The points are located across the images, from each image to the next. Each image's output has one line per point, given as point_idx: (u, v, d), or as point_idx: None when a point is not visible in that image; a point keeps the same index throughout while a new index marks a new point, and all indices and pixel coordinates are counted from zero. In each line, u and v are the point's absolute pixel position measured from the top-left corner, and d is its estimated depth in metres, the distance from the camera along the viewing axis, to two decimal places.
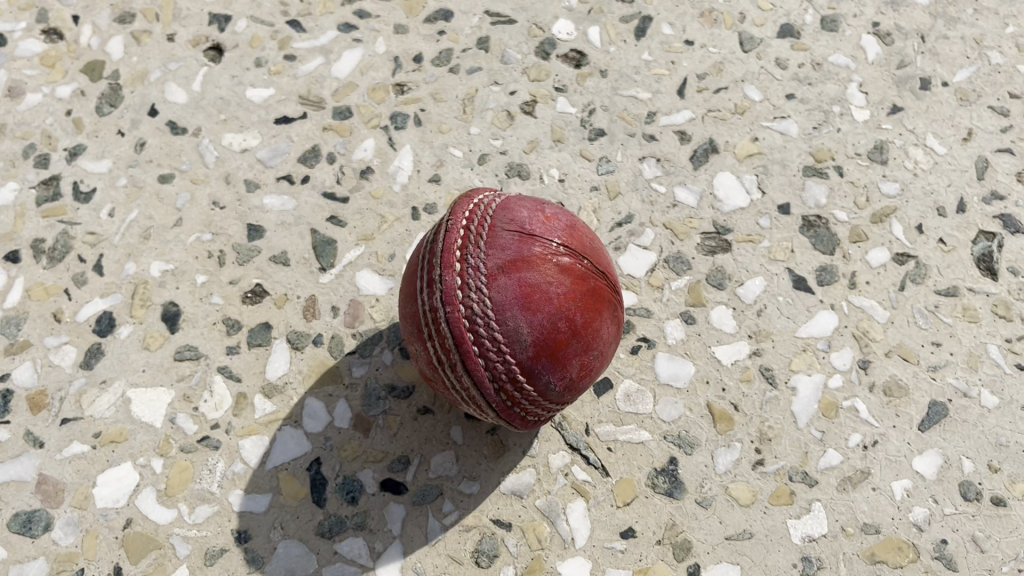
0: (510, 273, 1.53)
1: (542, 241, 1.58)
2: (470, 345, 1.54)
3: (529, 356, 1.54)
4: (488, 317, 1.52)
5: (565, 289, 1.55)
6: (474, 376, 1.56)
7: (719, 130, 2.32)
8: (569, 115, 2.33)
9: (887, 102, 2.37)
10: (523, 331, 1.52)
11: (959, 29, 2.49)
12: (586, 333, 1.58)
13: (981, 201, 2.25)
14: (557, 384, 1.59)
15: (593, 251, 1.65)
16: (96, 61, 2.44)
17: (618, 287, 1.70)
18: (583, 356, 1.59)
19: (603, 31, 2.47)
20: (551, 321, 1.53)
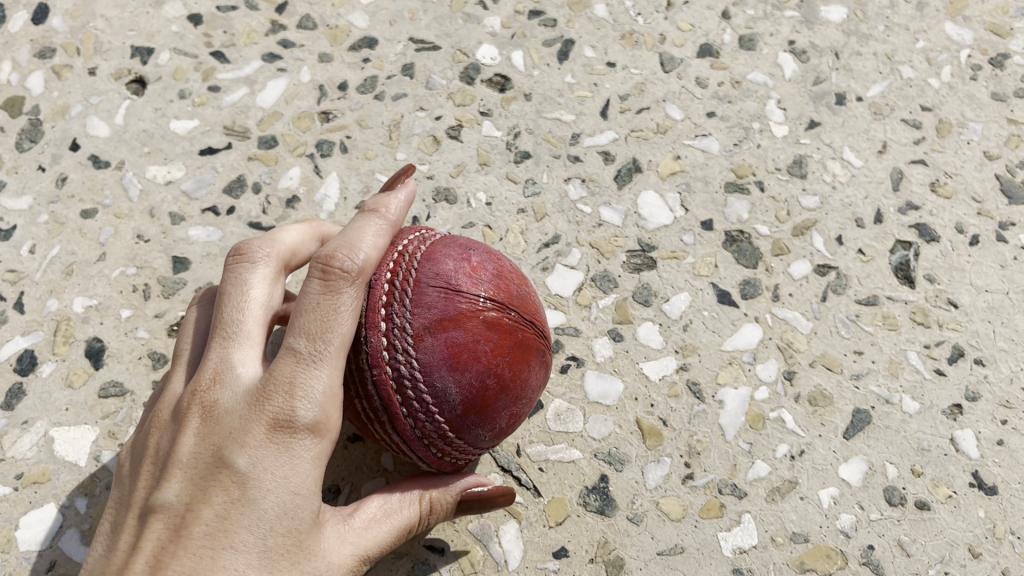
0: (436, 333, 1.49)
1: (468, 297, 1.53)
2: (398, 406, 1.53)
3: (458, 413, 1.53)
4: (415, 377, 1.50)
5: (493, 346, 1.52)
6: (403, 434, 1.57)
7: (642, 149, 2.35)
8: (494, 139, 2.35)
9: (805, 118, 2.42)
10: (451, 392, 1.51)
11: (871, 45, 2.55)
12: (514, 386, 1.56)
13: (897, 212, 2.30)
14: (487, 435, 1.59)
15: (520, 299, 1.61)
16: (15, 97, 2.40)
17: (545, 330, 1.67)
18: (512, 407, 1.58)
19: (527, 55, 2.49)
20: (479, 379, 1.51)
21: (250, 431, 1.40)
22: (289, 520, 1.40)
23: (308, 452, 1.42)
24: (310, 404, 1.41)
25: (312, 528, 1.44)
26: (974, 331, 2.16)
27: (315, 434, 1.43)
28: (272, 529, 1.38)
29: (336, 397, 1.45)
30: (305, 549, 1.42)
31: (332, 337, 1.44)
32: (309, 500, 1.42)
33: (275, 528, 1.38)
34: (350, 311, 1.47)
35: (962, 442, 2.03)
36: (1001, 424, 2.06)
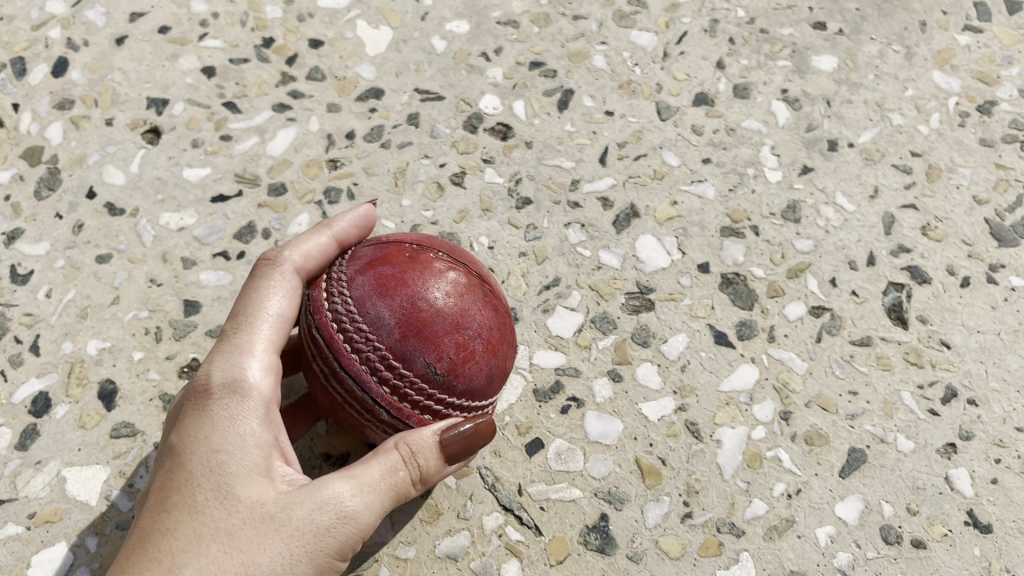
0: (366, 271, 1.62)
1: (398, 247, 1.68)
2: (341, 343, 1.58)
3: (396, 336, 1.56)
4: (351, 309, 1.59)
5: (421, 274, 1.61)
6: (355, 378, 1.58)
7: (640, 195, 2.42)
8: (497, 185, 2.43)
9: (798, 164, 2.47)
10: (384, 315, 1.56)
11: (862, 93, 2.58)
12: (450, 311, 1.59)
13: (889, 254, 2.34)
14: (437, 366, 1.57)
15: (456, 253, 1.72)
16: (34, 147, 2.49)
17: (492, 284, 1.73)
18: (456, 334, 1.58)
19: (528, 105, 2.56)
20: (410, 301, 1.57)
21: (184, 412, 1.62)
22: (216, 476, 1.53)
23: (230, 412, 1.58)
24: (226, 374, 1.62)
25: (248, 481, 1.54)
26: (966, 372, 2.19)
27: (235, 396, 1.60)
28: (201, 488, 1.53)
29: (258, 367, 1.64)
30: (235, 500, 1.52)
31: (252, 319, 1.68)
32: (234, 454, 1.55)
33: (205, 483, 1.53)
34: (274, 295, 1.71)
35: (956, 480, 2.06)
36: (995, 463, 2.09)
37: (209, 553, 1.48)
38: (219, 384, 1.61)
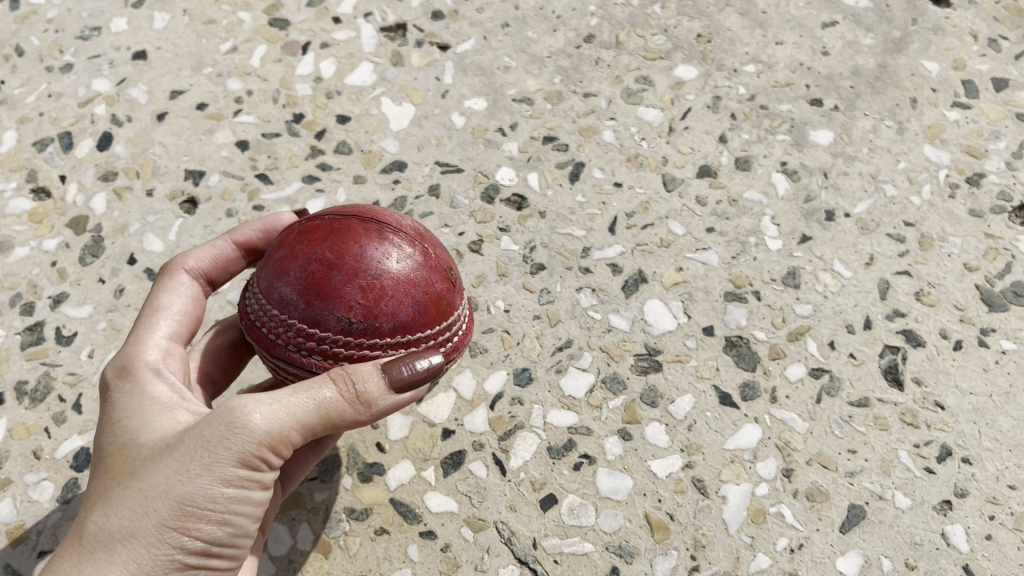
0: (268, 261, 1.73)
1: (295, 226, 1.78)
2: (266, 332, 1.70)
3: (300, 306, 1.65)
4: (263, 300, 1.70)
5: (309, 241, 1.69)
6: (287, 356, 1.69)
7: (647, 262, 2.56)
8: (512, 252, 2.58)
9: (797, 232, 2.61)
10: (286, 293, 1.66)
11: (857, 166, 2.71)
12: (344, 262, 1.65)
13: (885, 319, 2.46)
14: (351, 317, 1.64)
15: (349, 209, 1.79)
16: (80, 216, 2.65)
17: (390, 220, 1.77)
18: (356, 280, 1.64)
19: (541, 177, 2.72)
20: (303, 270, 1.66)
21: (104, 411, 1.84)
22: (120, 441, 1.72)
23: (126, 387, 1.80)
24: (121, 360, 1.86)
25: (145, 435, 1.71)
26: (960, 431, 2.29)
27: (128, 371, 1.82)
28: (110, 454, 1.71)
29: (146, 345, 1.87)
30: (133, 452, 1.68)
31: (145, 313, 1.96)
32: (132, 418, 1.74)
33: (117, 440, 1.72)
34: (166, 289, 2.00)
35: (952, 536, 2.15)
36: (989, 519, 2.18)
37: (114, 491, 1.63)
38: (119, 363, 1.85)
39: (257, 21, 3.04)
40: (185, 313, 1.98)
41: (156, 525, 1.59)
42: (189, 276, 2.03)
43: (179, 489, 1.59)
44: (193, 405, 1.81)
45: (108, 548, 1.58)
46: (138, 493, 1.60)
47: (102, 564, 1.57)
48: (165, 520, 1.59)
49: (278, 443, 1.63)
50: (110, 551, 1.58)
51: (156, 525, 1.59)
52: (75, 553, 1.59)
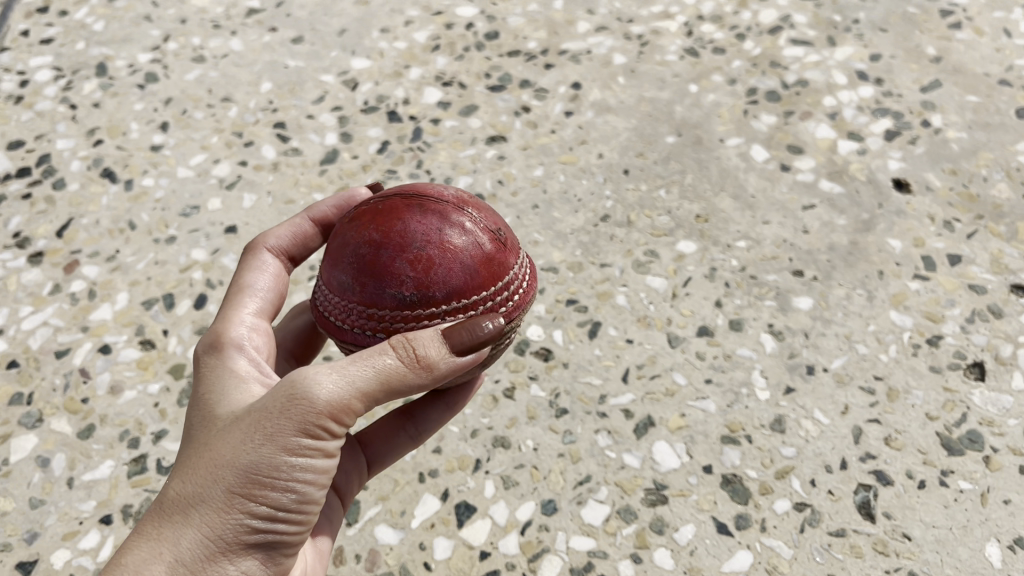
0: (327, 257, 2.19)
1: (349, 218, 2.23)
2: (334, 320, 2.16)
3: (359, 289, 2.07)
4: (329, 291, 2.16)
5: (358, 230, 2.13)
6: (354, 337, 2.14)
7: (655, 407, 3.02)
8: (540, 397, 3.05)
9: (783, 384, 3.06)
10: (345, 279, 2.10)
11: (833, 328, 3.19)
12: (390, 242, 2.06)
13: (859, 460, 2.88)
14: (403, 290, 2.03)
15: (392, 194, 2.21)
16: (179, 364, 3.16)
17: (427, 197, 2.16)
18: (402, 255, 2.04)
19: (565, 333, 3.22)
20: (356, 255, 2.09)
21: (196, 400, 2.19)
22: (204, 421, 2.04)
23: (212, 368, 2.20)
24: (210, 339, 2.27)
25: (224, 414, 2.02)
26: (925, 559, 2.67)
27: (215, 349, 2.23)
28: (193, 434, 2.03)
29: (232, 324, 2.30)
30: (212, 429, 1.99)
31: (233, 292, 2.42)
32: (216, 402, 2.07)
33: (201, 421, 2.04)
34: (251, 267, 2.47)
35: None
36: None
37: (192, 461, 1.92)
38: (213, 334, 2.28)
39: None
40: (268, 289, 2.44)
41: (224, 490, 1.87)
42: (271, 253, 2.52)
43: (246, 459, 1.88)
44: (266, 379, 2.21)
45: (183, 511, 1.87)
46: (211, 463, 1.89)
47: (178, 527, 1.86)
48: (233, 486, 1.87)
49: (337, 413, 1.90)
50: (185, 513, 1.86)
51: (226, 489, 1.87)
52: (156, 514, 1.89)
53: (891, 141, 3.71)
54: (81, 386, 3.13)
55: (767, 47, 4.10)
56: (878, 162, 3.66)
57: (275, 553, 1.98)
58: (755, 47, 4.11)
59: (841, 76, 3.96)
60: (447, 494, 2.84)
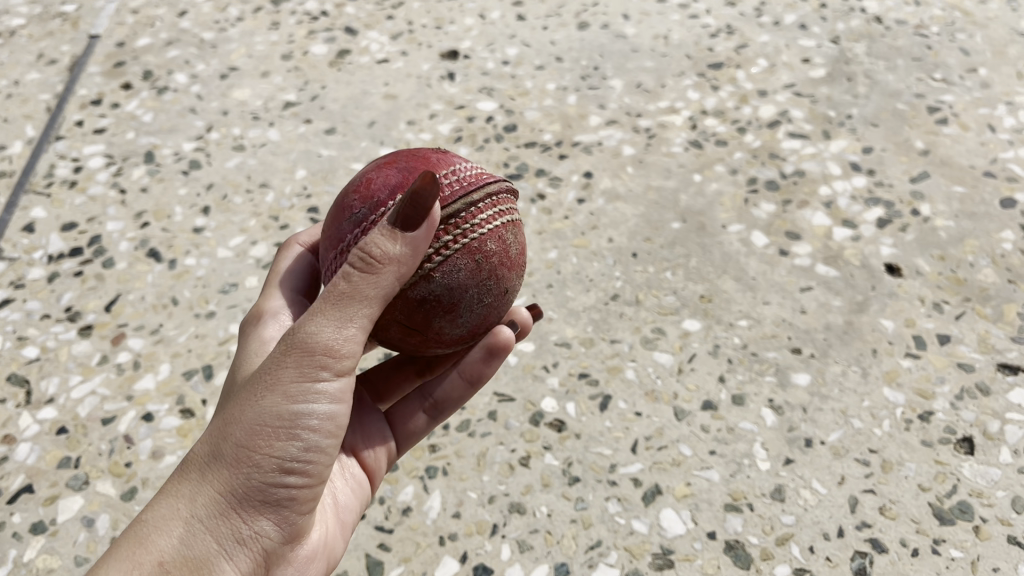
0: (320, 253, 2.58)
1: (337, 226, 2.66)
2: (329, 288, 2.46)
3: (331, 241, 2.43)
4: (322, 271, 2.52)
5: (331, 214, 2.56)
6: None
7: (662, 476, 3.20)
8: (554, 466, 3.25)
9: (782, 455, 3.25)
10: (325, 245, 2.47)
11: (830, 403, 3.40)
12: (345, 194, 2.48)
13: (855, 528, 3.04)
14: (356, 211, 2.37)
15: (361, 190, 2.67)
16: None
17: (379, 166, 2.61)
18: (352, 192, 2.44)
19: (577, 405, 3.43)
20: (328, 222, 2.49)
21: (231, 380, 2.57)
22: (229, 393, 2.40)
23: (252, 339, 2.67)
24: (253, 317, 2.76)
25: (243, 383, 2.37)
26: None
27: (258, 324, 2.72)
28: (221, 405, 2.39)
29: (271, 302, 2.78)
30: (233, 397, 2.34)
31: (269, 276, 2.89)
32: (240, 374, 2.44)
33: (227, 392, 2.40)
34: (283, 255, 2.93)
35: None
36: None
37: (214, 426, 2.27)
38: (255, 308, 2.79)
39: None
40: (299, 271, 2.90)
41: (235, 445, 2.19)
42: (300, 243, 2.96)
43: (254, 413, 2.20)
44: None
45: (203, 466, 2.20)
46: (226, 422, 2.22)
47: (198, 481, 2.19)
48: (242, 440, 2.19)
49: (330, 353, 2.19)
50: (202, 471, 2.20)
51: (237, 443, 2.19)
52: (183, 473, 2.23)
53: (883, 229, 3.97)
54: (125, 451, 3.35)
55: (766, 140, 4.40)
56: (871, 248, 3.91)
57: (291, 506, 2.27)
58: (755, 140, 4.40)
59: (835, 168, 4.24)
60: (466, 556, 3.02)
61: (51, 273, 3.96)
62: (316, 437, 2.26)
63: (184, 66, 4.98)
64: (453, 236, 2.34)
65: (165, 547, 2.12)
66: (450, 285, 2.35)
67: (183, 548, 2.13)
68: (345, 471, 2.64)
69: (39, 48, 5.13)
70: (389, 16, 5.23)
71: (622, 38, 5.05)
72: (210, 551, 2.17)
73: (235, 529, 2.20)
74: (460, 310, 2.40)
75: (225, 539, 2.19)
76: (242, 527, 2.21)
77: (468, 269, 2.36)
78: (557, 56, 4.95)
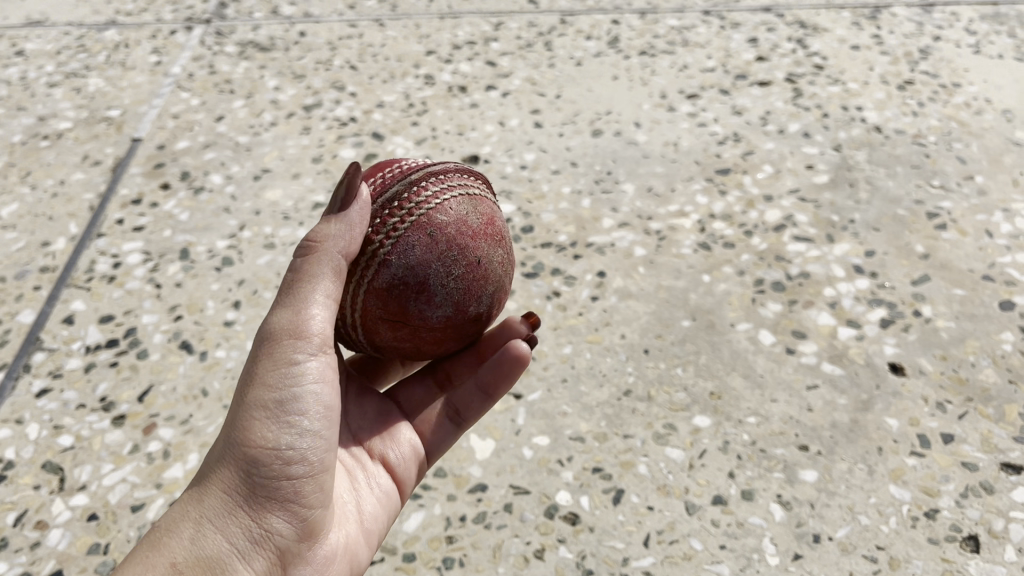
0: None
1: None
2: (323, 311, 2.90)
3: None
4: None
5: None
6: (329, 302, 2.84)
7: (673, 570, 3.28)
8: (568, 558, 3.33)
9: (791, 551, 3.33)
10: None
11: (837, 499, 3.49)
12: None
13: None
14: None
15: None
16: None
17: None
18: None
19: (591, 499, 3.52)
20: None
21: None
22: None
23: None
24: None
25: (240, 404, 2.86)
26: None
27: None
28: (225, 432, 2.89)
29: None
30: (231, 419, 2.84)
31: None
32: None
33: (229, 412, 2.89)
34: None
35: None
36: None
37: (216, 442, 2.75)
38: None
39: None
40: None
41: (231, 444, 2.65)
42: None
43: (244, 412, 2.67)
44: None
45: (209, 472, 2.67)
46: (223, 433, 2.71)
47: (205, 486, 2.64)
48: (237, 439, 2.64)
49: (302, 341, 2.70)
50: (209, 478, 2.65)
51: (233, 442, 2.65)
52: (194, 483, 2.70)
53: (885, 329, 4.12)
54: None
55: (772, 242, 4.60)
56: (875, 347, 4.05)
57: (297, 502, 2.67)
58: (762, 243, 4.60)
59: (839, 269, 4.42)
60: None
61: (88, 363, 4.14)
62: (304, 429, 2.69)
63: (220, 168, 5.28)
64: (399, 219, 2.74)
65: (181, 546, 2.55)
66: (410, 264, 2.71)
67: (197, 543, 2.55)
68: (372, 484, 3.04)
69: (84, 150, 5.45)
70: (414, 122, 5.54)
71: (633, 144, 5.32)
72: (222, 547, 2.58)
73: (243, 527, 2.61)
74: (431, 287, 2.72)
75: (235, 536, 2.60)
76: (250, 526, 2.62)
77: (422, 243, 2.71)
78: (572, 161, 5.22)
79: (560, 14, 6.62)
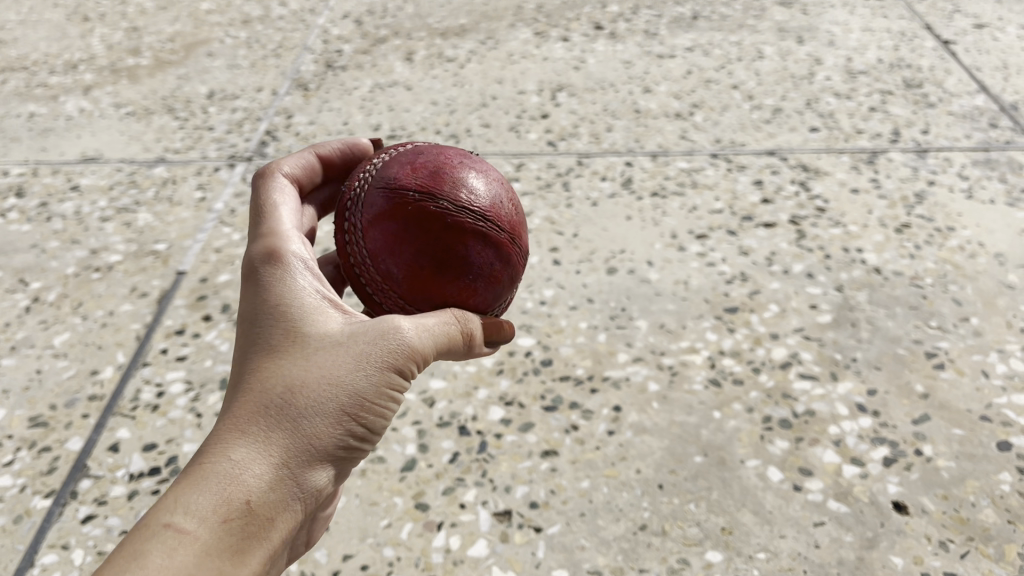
0: (375, 229, 3.42)
1: (405, 198, 3.39)
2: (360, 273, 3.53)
3: (405, 287, 3.43)
4: (373, 264, 3.46)
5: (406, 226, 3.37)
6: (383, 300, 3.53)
7: None
8: None
9: None
10: (393, 268, 3.41)
11: None
12: (447, 259, 3.37)
13: None
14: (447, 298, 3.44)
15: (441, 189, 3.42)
16: None
17: (474, 210, 3.43)
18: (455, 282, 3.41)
19: None
20: (409, 258, 3.37)
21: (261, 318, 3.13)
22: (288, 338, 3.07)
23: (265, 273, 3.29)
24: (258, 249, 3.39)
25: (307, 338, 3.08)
26: None
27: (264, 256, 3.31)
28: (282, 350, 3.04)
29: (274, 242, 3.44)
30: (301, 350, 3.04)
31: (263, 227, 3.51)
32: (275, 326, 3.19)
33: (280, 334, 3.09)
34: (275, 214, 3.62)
35: None
36: None
37: (296, 381, 2.96)
38: (263, 240, 3.40)
39: (406, 503, 4.26)
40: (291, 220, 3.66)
41: (331, 405, 2.99)
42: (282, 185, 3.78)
43: (348, 384, 3.03)
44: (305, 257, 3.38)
45: (295, 417, 2.93)
46: (317, 384, 2.98)
47: (291, 429, 2.92)
48: (336, 403, 3.01)
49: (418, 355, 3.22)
50: (296, 422, 2.93)
51: (332, 405, 3.00)
52: (273, 416, 2.91)
53: (889, 467, 4.33)
54: None
55: (779, 379, 4.86)
56: (878, 485, 4.25)
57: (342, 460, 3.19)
58: (769, 380, 4.86)
59: (843, 408, 4.66)
60: None
61: (131, 490, 4.37)
62: (379, 412, 3.21)
63: None
64: None
65: (259, 484, 2.80)
66: None
67: (276, 480, 2.85)
68: None
69: (132, 282, 5.84)
70: None
71: (646, 282, 5.66)
72: (291, 491, 2.91)
73: (309, 476, 2.99)
74: None
75: (302, 482, 2.96)
76: (317, 475, 3.03)
77: None
78: (588, 298, 5.54)
79: (577, 155, 7.10)
